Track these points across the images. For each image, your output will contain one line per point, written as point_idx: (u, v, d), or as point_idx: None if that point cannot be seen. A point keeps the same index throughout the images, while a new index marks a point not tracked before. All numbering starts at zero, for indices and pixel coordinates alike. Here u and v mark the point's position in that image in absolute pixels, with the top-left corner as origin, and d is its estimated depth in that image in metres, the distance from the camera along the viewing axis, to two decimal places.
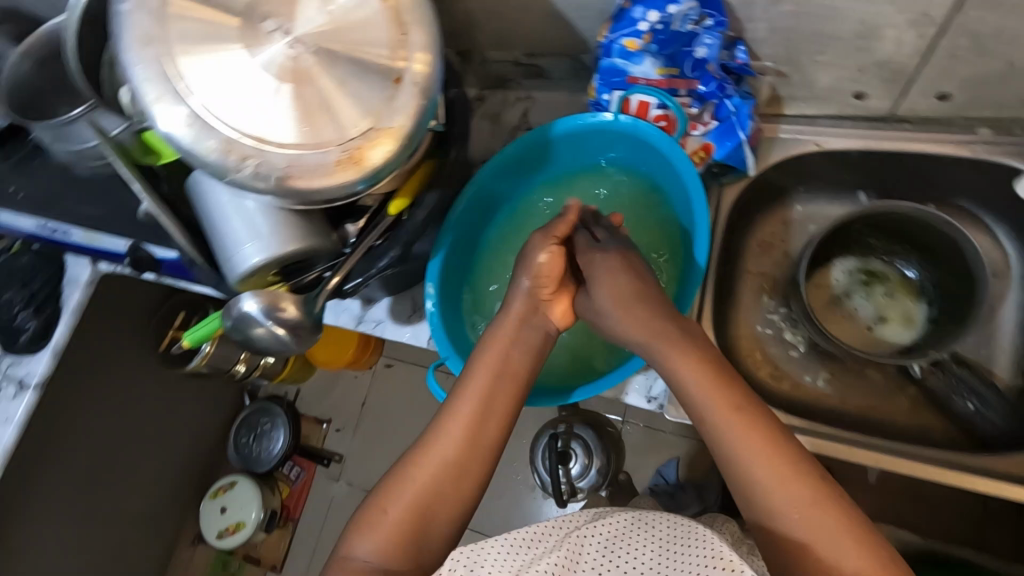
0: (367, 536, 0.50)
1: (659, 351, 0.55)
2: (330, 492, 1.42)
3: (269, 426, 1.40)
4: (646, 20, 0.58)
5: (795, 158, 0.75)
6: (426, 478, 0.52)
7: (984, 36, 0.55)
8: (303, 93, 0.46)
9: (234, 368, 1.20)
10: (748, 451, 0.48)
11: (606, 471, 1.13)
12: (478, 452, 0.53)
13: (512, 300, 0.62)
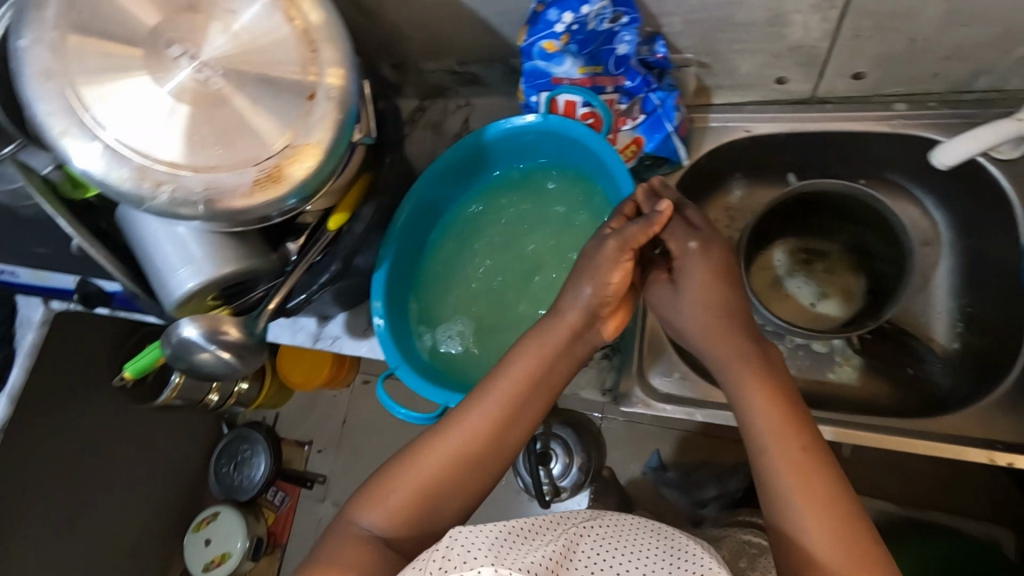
0: (375, 510, 0.52)
1: (734, 365, 0.56)
2: (316, 514, 1.41)
3: (250, 454, 1.37)
4: (562, 21, 0.59)
5: (727, 146, 0.77)
6: (439, 465, 0.53)
7: (884, 15, 0.58)
8: (214, 116, 0.46)
9: (205, 399, 1.19)
10: (792, 474, 0.49)
11: (587, 467, 1.13)
12: (496, 451, 0.54)
13: (568, 308, 0.59)
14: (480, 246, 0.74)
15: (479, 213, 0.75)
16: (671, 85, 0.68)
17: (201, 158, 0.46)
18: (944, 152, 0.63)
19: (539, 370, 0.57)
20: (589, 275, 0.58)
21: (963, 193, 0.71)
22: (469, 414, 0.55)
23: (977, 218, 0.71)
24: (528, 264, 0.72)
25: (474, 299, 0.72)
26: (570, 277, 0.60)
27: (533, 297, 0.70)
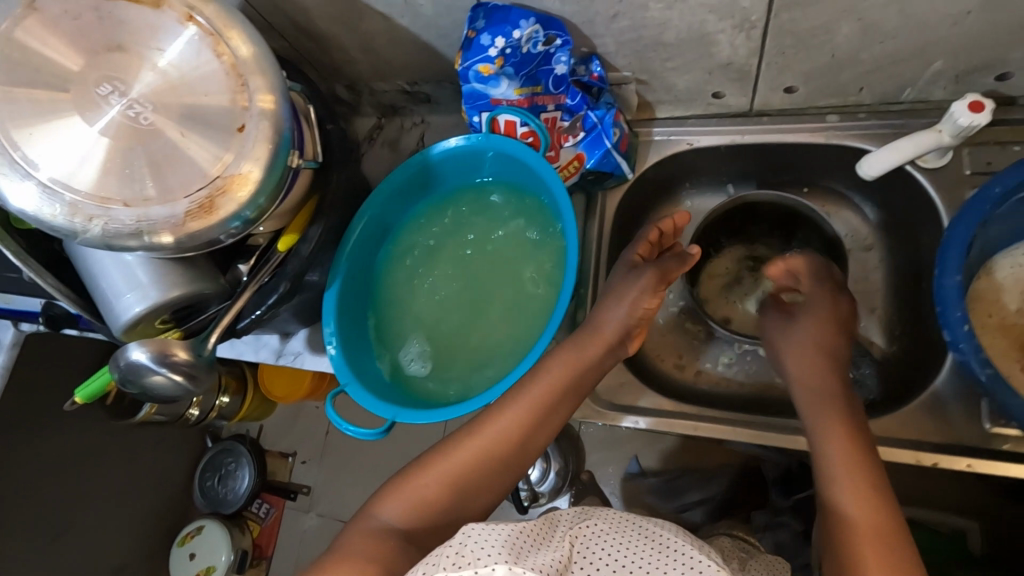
0: (398, 501, 0.57)
1: (819, 411, 0.62)
2: (301, 525, 1.39)
3: (234, 467, 1.39)
4: (494, 46, 0.61)
5: (670, 158, 0.79)
6: (467, 460, 0.60)
7: (802, 34, 0.60)
8: (144, 151, 0.49)
9: (188, 412, 1.24)
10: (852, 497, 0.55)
11: (564, 472, 1.17)
12: (515, 459, 0.61)
13: (606, 324, 0.67)
14: (433, 261, 0.74)
15: (432, 228, 0.75)
16: (611, 102, 0.70)
17: (133, 191, 0.49)
18: (866, 163, 0.65)
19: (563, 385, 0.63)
20: (623, 298, 0.67)
21: (897, 198, 0.73)
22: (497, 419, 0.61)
23: (909, 224, 0.73)
24: (479, 278, 0.72)
25: (427, 315, 0.73)
26: (605, 299, 0.68)
27: (482, 311, 0.71)
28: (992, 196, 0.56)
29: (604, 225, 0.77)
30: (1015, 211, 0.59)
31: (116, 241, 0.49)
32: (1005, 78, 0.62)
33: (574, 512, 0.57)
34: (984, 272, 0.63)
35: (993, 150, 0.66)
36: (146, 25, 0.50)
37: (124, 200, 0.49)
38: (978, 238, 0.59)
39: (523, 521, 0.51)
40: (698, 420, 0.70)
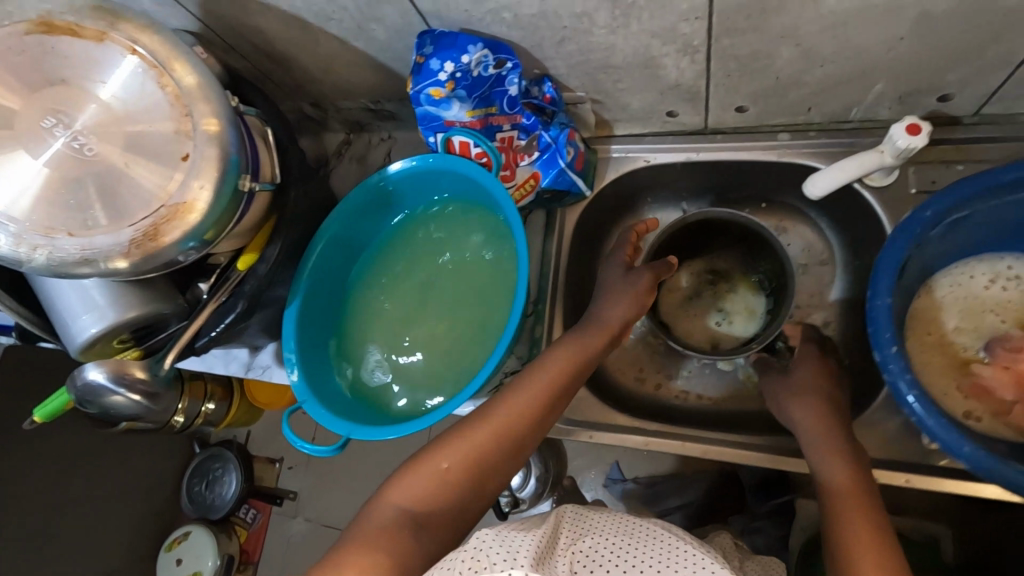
0: (409, 487, 0.56)
1: (804, 420, 0.63)
2: (287, 530, 1.40)
3: (221, 473, 1.40)
4: (444, 71, 0.62)
5: (629, 174, 0.81)
6: (482, 442, 0.58)
7: (744, 58, 0.61)
8: (89, 183, 0.52)
9: (169, 420, 1.11)
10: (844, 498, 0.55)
11: (545, 478, 1.18)
12: (524, 447, 0.60)
13: (613, 314, 0.68)
14: (396, 276, 0.75)
15: (396, 245, 0.76)
16: (564, 122, 0.71)
17: (79, 221, 0.52)
18: (813, 182, 0.66)
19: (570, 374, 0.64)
20: (624, 297, 0.70)
21: (848, 214, 0.74)
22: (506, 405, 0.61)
23: (860, 239, 0.74)
24: (447, 287, 0.72)
25: (390, 329, 0.73)
26: (607, 296, 0.71)
27: (442, 326, 0.71)
28: (925, 219, 0.58)
29: (562, 241, 0.79)
30: (949, 235, 0.61)
31: (61, 268, 0.51)
32: (946, 99, 0.63)
33: (581, 517, 0.58)
34: (925, 291, 0.65)
35: (937, 168, 0.68)
36: (90, 60, 0.52)
37: (69, 230, 0.51)
38: (912, 261, 0.61)
39: (534, 532, 0.52)
40: (649, 436, 0.72)
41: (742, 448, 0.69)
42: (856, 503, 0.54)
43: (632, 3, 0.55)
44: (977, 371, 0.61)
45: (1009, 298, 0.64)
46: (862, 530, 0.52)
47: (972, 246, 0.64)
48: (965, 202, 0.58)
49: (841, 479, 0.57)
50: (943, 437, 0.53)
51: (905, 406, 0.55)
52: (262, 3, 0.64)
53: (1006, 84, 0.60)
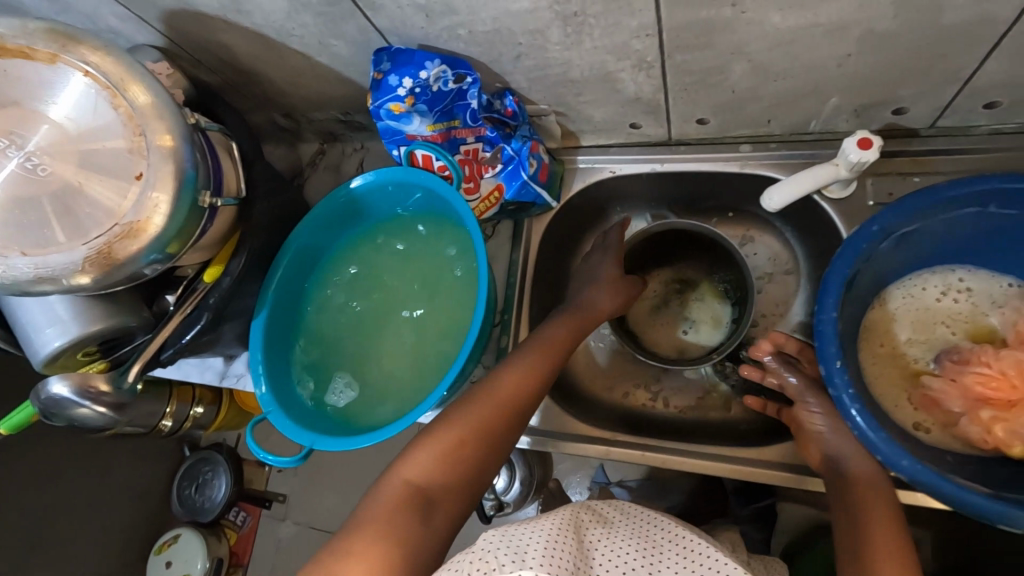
0: (419, 463, 0.57)
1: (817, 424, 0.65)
2: (276, 533, 1.39)
3: (211, 475, 1.40)
4: (402, 86, 0.63)
5: (596, 184, 0.81)
6: (485, 415, 0.60)
7: (699, 73, 0.61)
8: (44, 201, 0.54)
9: (159, 423, 1.10)
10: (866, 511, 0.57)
11: (530, 481, 1.11)
12: (523, 417, 0.63)
13: (597, 300, 0.74)
14: (365, 286, 0.76)
15: (365, 255, 0.77)
16: (527, 134, 0.72)
17: (35, 240, 0.54)
18: (770, 195, 0.66)
19: (560, 350, 0.68)
20: (606, 287, 0.75)
21: (812, 225, 0.75)
22: (506, 380, 0.63)
23: (823, 250, 0.75)
24: (419, 293, 0.74)
25: (359, 336, 0.74)
26: (588, 284, 0.76)
27: (410, 334, 0.72)
28: (871, 234, 0.60)
29: (529, 250, 0.79)
30: (900, 250, 0.63)
31: (16, 284, 0.53)
32: (901, 112, 0.64)
33: (598, 509, 0.59)
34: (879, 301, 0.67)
35: (895, 180, 0.68)
36: (41, 81, 0.54)
37: (23, 249, 0.53)
38: (863, 274, 0.62)
39: (554, 521, 0.53)
40: (610, 444, 0.73)
41: (697, 456, 0.70)
42: (875, 497, 0.58)
43: (582, 20, 0.55)
44: (926, 382, 0.63)
45: (959, 309, 0.66)
46: (882, 527, 0.55)
47: (919, 261, 0.66)
48: (911, 218, 0.60)
49: (862, 473, 0.60)
50: (885, 450, 0.55)
51: (849, 418, 0.57)
52: (224, 20, 0.65)
53: (957, 98, 0.60)
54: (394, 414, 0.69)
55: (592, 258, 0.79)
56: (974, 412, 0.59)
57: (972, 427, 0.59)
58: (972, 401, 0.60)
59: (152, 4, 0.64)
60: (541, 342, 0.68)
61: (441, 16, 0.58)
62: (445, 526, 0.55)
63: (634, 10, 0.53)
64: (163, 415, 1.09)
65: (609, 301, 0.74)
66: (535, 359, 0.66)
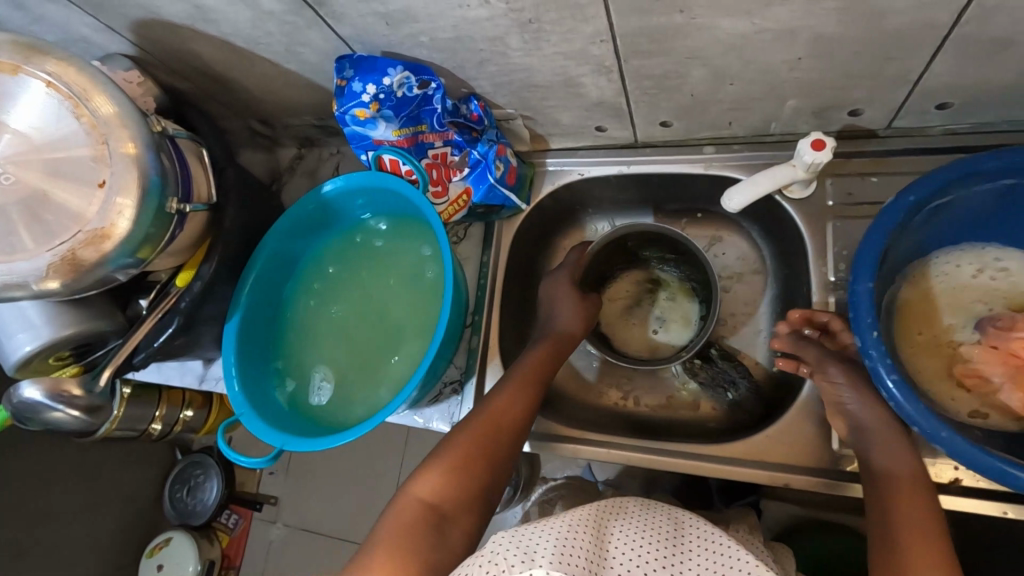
0: (431, 481, 0.58)
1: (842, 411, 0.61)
2: (267, 536, 1.39)
3: (202, 479, 1.42)
4: (366, 92, 0.64)
5: (566, 187, 0.82)
6: (489, 432, 0.62)
7: (657, 77, 0.63)
8: (9, 209, 0.55)
9: (149, 425, 1.11)
10: (897, 498, 0.54)
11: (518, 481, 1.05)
12: (522, 430, 0.64)
13: (557, 318, 0.75)
14: (338, 289, 0.77)
15: (339, 259, 0.78)
16: (493, 138, 0.73)
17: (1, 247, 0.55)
18: (730, 197, 0.67)
19: (552, 364, 0.71)
20: (568, 303, 0.76)
21: (777, 225, 0.76)
22: (505, 396, 0.65)
23: (788, 249, 0.76)
24: (396, 295, 0.75)
25: (335, 341, 0.75)
26: (547, 303, 0.77)
27: (386, 338, 0.73)
28: (907, 205, 0.55)
29: (500, 253, 0.81)
30: (928, 223, 0.58)
31: None
32: (858, 113, 0.65)
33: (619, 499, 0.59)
34: (915, 278, 0.61)
35: (855, 180, 0.69)
36: (4, 92, 0.56)
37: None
38: (892, 250, 0.57)
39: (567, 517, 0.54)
40: (578, 443, 0.74)
41: (669, 454, 0.71)
42: (904, 491, 0.54)
43: (538, 27, 0.57)
44: (965, 351, 0.57)
45: (979, 292, 0.60)
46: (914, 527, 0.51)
47: (935, 245, 0.61)
48: (945, 188, 0.55)
49: (893, 475, 0.55)
50: (924, 425, 0.50)
51: (884, 391, 0.52)
52: (193, 30, 0.66)
53: (909, 99, 0.61)
54: (368, 413, 0.70)
55: (548, 280, 0.80)
56: (1017, 377, 0.54)
57: (1012, 397, 0.54)
58: (1013, 368, 0.55)
59: (121, 14, 0.66)
60: (531, 358, 0.70)
61: (401, 24, 0.59)
62: (460, 540, 0.56)
63: (587, 16, 0.54)
64: (151, 418, 1.11)
65: (575, 319, 0.75)
66: (532, 374, 0.68)
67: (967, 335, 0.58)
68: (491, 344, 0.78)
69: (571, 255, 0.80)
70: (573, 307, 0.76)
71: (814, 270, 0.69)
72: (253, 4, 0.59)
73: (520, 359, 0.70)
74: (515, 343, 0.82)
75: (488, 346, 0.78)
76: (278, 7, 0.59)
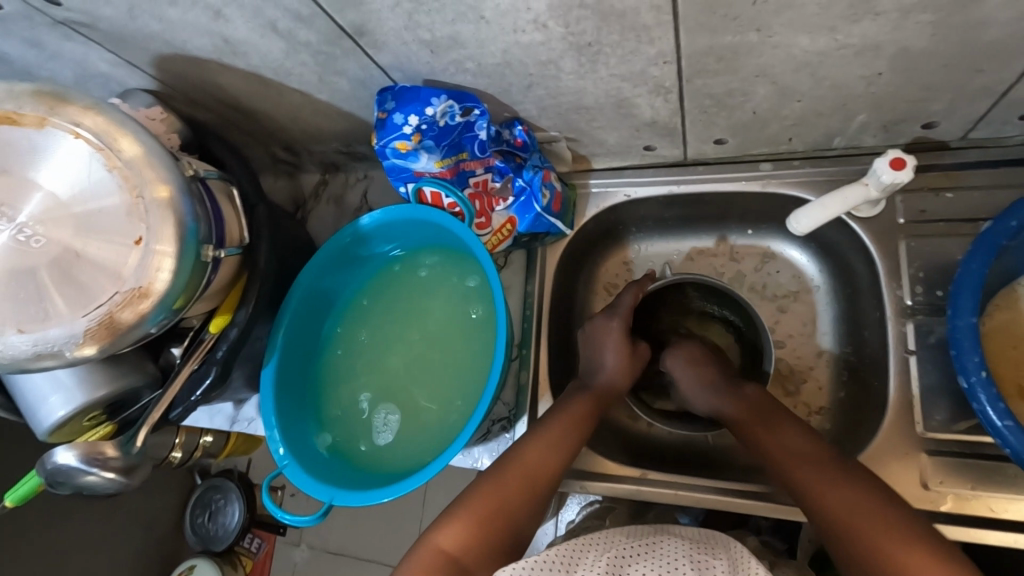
0: (453, 531, 0.56)
1: (768, 440, 0.61)
2: (292, 559, 1.35)
3: (224, 503, 1.36)
4: (408, 124, 0.60)
5: (609, 208, 0.78)
6: (517, 484, 0.59)
7: (718, 96, 0.58)
8: (35, 273, 0.51)
9: (169, 456, 1.02)
10: (855, 511, 0.52)
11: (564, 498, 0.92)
12: (551, 488, 0.61)
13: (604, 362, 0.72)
14: (375, 326, 0.74)
15: (375, 295, 0.75)
16: (538, 163, 0.69)
17: (31, 315, 0.51)
18: (797, 219, 0.64)
19: (592, 416, 0.67)
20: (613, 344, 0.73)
21: (840, 241, 0.72)
22: (535, 448, 0.62)
23: (853, 265, 0.71)
24: (428, 335, 0.72)
25: (375, 383, 0.72)
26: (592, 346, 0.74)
27: (425, 378, 0.70)
28: (1008, 230, 0.51)
29: (545, 280, 0.77)
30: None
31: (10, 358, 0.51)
32: (932, 126, 0.60)
33: (637, 532, 0.59)
34: (1005, 303, 0.58)
35: (925, 196, 0.65)
36: (27, 146, 0.51)
37: (19, 325, 0.51)
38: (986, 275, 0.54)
39: (559, 542, 0.55)
40: (640, 483, 0.69)
41: (737, 494, 0.66)
42: (847, 495, 0.53)
43: (597, 50, 0.52)
44: None
45: None
46: (897, 542, 0.49)
47: None
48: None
49: (828, 495, 0.54)
50: None
51: (993, 433, 0.48)
52: (219, 63, 0.62)
53: (992, 109, 0.56)
54: (418, 461, 0.66)
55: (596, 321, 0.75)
56: None
57: None
58: None
59: (142, 49, 0.61)
60: (565, 411, 0.66)
61: (446, 51, 0.55)
62: None
63: (652, 38, 0.49)
64: (172, 448, 1.01)
65: (622, 371, 0.72)
66: (568, 428, 0.64)
67: None
68: (540, 377, 0.74)
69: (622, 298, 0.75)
70: (623, 357, 0.72)
71: (888, 291, 0.64)
72: (288, 35, 0.55)
73: (554, 408, 0.67)
74: (560, 373, 0.78)
75: (538, 378, 0.74)
76: (313, 37, 0.55)
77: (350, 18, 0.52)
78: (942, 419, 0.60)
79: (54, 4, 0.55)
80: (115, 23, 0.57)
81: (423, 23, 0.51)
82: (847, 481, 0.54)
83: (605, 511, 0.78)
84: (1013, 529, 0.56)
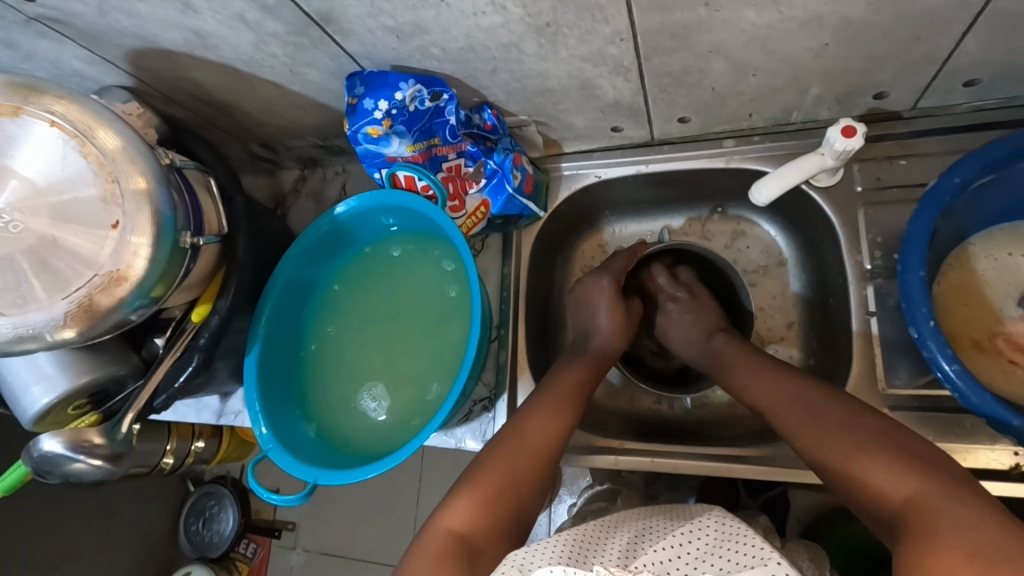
0: (461, 513, 0.55)
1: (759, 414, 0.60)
2: (288, 563, 1.34)
3: (219, 509, 1.36)
4: (378, 109, 0.62)
5: (580, 190, 0.80)
6: (523, 460, 0.60)
7: (677, 73, 0.60)
8: (13, 261, 0.53)
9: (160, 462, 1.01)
10: (825, 432, 0.53)
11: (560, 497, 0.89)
12: (555, 460, 0.62)
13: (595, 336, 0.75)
14: (353, 313, 0.75)
15: (354, 282, 0.76)
16: (509, 146, 0.71)
17: (12, 299, 0.53)
18: (759, 189, 0.66)
19: (585, 389, 0.68)
20: (604, 321, 0.75)
21: (804, 215, 0.74)
22: (537, 426, 0.63)
23: (818, 236, 0.73)
24: (409, 318, 0.73)
25: (356, 366, 0.73)
26: (587, 310, 0.77)
27: (405, 360, 0.72)
28: (951, 187, 0.54)
29: (521, 263, 0.78)
30: (971, 203, 0.58)
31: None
32: (882, 96, 0.62)
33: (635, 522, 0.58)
34: (958, 261, 0.61)
35: (882, 165, 0.67)
36: (5, 135, 0.53)
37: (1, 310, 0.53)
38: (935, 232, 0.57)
39: (568, 534, 0.54)
40: (618, 453, 0.71)
41: (711, 459, 0.69)
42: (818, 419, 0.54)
43: (555, 30, 0.54)
44: (1006, 326, 0.58)
45: (1014, 269, 0.60)
46: (857, 451, 0.50)
47: (974, 224, 0.60)
48: (989, 167, 0.55)
49: (798, 420, 0.56)
50: (986, 412, 0.49)
51: (943, 379, 0.51)
52: (192, 57, 0.64)
53: (937, 78, 0.58)
54: (401, 440, 0.67)
55: (588, 280, 0.78)
56: None
57: None
58: None
59: (116, 45, 0.63)
60: (559, 390, 0.67)
61: (412, 36, 0.56)
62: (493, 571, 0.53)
63: (606, 16, 0.51)
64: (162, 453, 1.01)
65: (612, 333, 0.75)
66: (565, 402, 0.66)
67: (1009, 313, 0.58)
68: (519, 355, 0.75)
69: (619, 257, 0.79)
70: (616, 318, 0.75)
71: (848, 259, 0.67)
72: (256, 26, 0.57)
73: (541, 388, 0.68)
74: (539, 355, 0.80)
75: (518, 357, 0.75)
76: (281, 27, 0.57)
77: (315, 7, 0.53)
78: (906, 376, 0.63)
79: (26, 2, 0.56)
80: (87, 19, 0.58)
81: (386, 8, 0.53)
82: (814, 399, 0.56)
83: (613, 494, 0.78)
84: (977, 478, 0.58)
